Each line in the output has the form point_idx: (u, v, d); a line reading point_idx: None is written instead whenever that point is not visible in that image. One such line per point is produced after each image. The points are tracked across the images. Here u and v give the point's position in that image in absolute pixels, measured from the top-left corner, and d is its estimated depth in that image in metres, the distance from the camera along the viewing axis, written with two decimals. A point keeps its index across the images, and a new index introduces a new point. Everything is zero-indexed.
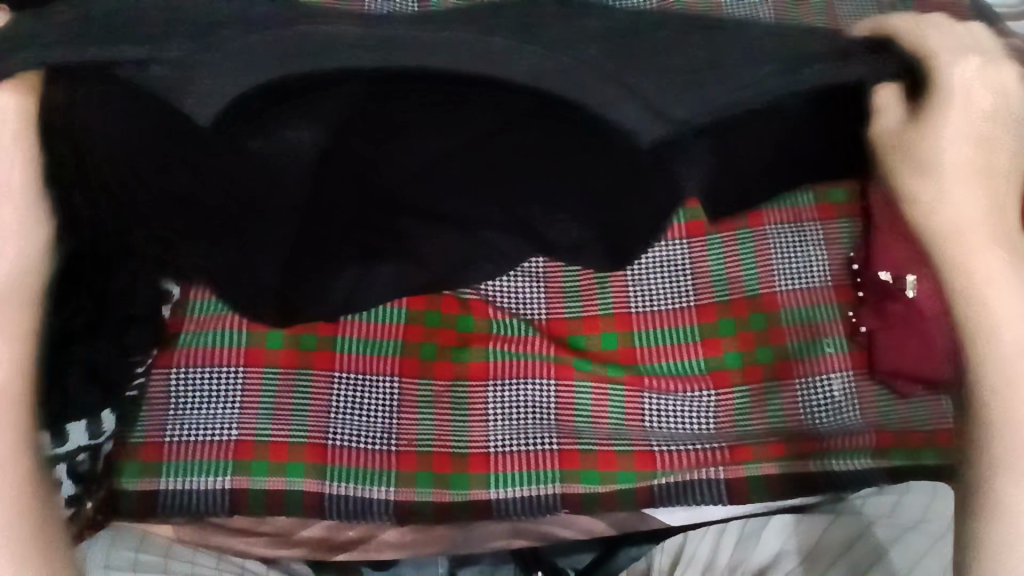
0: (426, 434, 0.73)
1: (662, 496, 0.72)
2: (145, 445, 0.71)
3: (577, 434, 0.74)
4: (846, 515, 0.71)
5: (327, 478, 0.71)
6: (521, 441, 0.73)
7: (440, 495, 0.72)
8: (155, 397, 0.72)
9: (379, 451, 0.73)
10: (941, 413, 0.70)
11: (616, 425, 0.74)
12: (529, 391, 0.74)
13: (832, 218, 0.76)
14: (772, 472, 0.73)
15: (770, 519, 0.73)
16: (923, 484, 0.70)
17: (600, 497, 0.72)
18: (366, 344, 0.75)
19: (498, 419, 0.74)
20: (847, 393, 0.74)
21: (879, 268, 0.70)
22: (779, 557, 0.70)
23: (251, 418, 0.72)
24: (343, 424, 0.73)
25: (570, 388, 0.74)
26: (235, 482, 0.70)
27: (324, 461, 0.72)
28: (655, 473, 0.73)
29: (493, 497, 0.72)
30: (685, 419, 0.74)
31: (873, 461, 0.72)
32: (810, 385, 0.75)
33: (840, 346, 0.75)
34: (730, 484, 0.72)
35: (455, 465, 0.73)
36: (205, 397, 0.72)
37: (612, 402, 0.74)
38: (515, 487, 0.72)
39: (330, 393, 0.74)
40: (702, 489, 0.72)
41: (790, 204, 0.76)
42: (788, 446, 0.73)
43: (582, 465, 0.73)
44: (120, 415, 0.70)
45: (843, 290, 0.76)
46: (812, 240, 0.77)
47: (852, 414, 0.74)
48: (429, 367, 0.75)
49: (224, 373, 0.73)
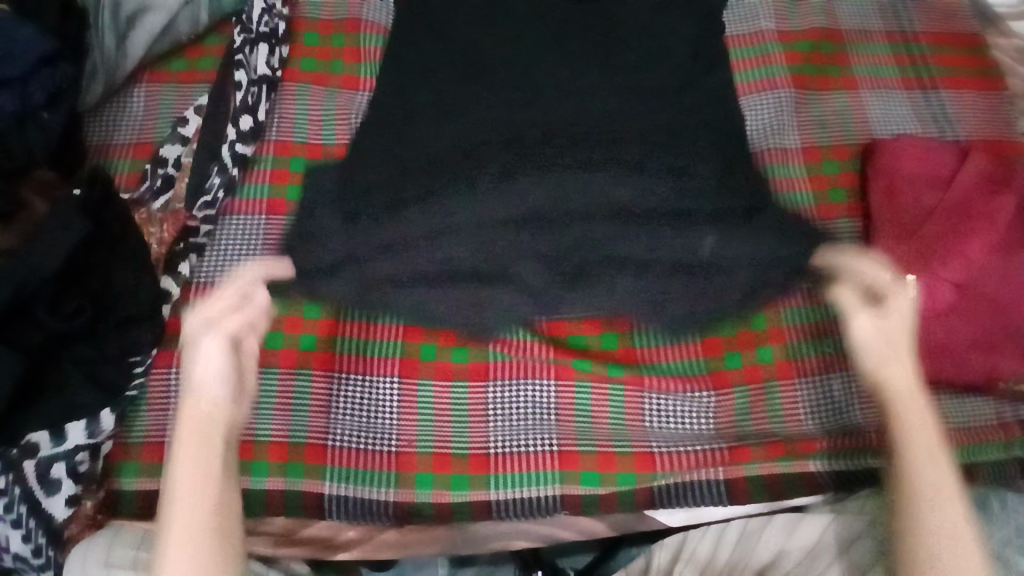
0: (426, 433, 0.73)
1: (663, 497, 0.72)
2: (145, 444, 0.71)
3: (577, 435, 0.73)
4: (846, 514, 0.69)
5: (327, 478, 0.71)
6: (521, 442, 0.73)
7: (440, 496, 0.72)
8: (155, 396, 0.72)
9: (379, 452, 0.72)
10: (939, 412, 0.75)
11: (616, 425, 0.74)
12: (530, 391, 0.74)
13: (831, 218, 0.80)
14: (772, 472, 0.72)
15: (770, 519, 0.71)
16: None
17: (600, 498, 0.72)
18: (367, 344, 0.75)
19: (498, 419, 0.74)
20: (848, 392, 0.75)
21: None
22: (780, 557, 0.69)
23: (251, 419, 0.72)
24: (343, 424, 0.73)
25: (570, 388, 0.75)
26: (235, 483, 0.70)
27: (324, 461, 0.72)
28: (655, 477, 0.72)
29: (493, 498, 0.72)
30: (685, 419, 0.75)
31: (874, 460, 0.72)
32: (810, 384, 0.75)
33: (840, 346, 0.76)
34: (730, 484, 0.72)
35: (454, 465, 0.72)
36: None
37: (612, 402, 0.74)
38: (516, 488, 0.72)
39: (487, 402, 0.74)
40: (702, 489, 0.72)
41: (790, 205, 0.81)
42: (789, 448, 0.73)
43: (582, 466, 0.72)
44: (120, 414, 0.68)
45: None
46: (813, 239, 0.78)
47: (855, 413, 0.74)
48: (430, 367, 0.75)
49: None
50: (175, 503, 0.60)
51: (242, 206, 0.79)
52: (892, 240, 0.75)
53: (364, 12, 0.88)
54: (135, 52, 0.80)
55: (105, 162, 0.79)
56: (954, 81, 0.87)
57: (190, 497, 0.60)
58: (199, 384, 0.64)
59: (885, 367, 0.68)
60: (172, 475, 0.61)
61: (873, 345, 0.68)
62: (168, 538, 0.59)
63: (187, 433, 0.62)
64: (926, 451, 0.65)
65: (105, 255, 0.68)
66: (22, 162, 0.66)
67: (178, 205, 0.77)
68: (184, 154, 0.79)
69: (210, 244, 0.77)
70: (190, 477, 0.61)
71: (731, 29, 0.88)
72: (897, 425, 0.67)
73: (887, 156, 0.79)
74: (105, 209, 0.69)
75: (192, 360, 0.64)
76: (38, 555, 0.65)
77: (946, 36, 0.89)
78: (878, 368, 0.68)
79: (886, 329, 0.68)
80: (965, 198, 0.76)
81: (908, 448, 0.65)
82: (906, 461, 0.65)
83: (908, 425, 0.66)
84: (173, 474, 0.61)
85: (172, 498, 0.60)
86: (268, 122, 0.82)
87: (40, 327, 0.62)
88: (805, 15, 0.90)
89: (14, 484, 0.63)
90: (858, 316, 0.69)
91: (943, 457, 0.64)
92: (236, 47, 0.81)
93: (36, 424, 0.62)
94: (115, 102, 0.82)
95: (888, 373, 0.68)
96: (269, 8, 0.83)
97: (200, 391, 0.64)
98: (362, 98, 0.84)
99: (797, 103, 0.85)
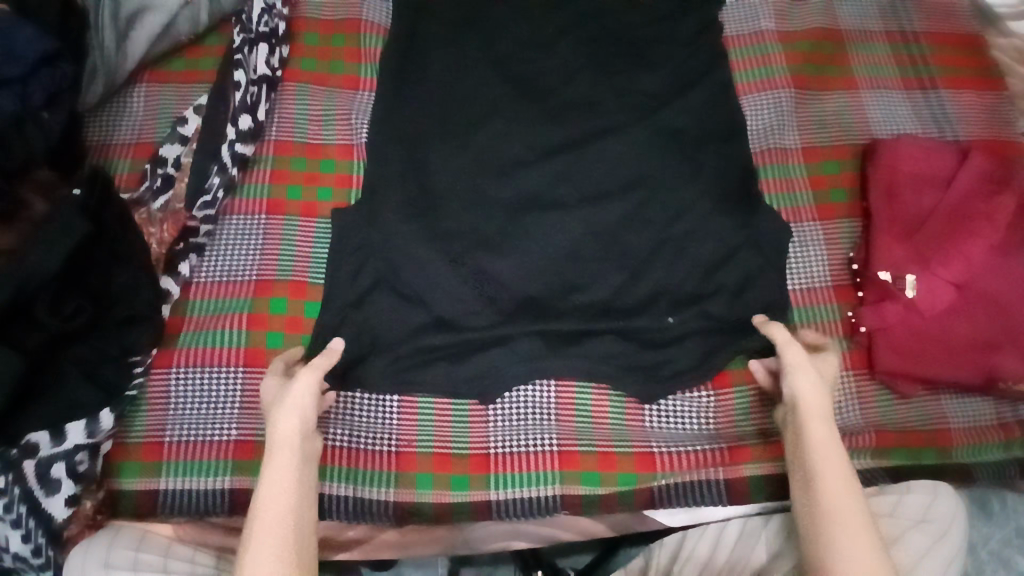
0: (426, 433, 0.73)
1: (663, 497, 0.72)
2: (145, 444, 0.71)
3: (577, 435, 0.73)
4: None
5: (327, 478, 0.71)
6: (521, 442, 0.73)
7: (440, 497, 0.71)
8: (155, 396, 0.72)
9: (379, 452, 0.72)
10: (938, 412, 0.75)
11: (616, 425, 0.74)
12: (530, 392, 0.75)
13: (832, 219, 0.81)
14: (771, 472, 0.72)
15: (770, 519, 0.71)
16: (923, 485, 0.69)
17: (600, 498, 0.72)
18: None
19: (498, 419, 0.74)
20: (847, 393, 0.75)
21: (879, 268, 0.75)
22: (778, 558, 0.68)
23: (251, 419, 0.72)
24: (343, 424, 0.73)
25: (570, 388, 0.75)
26: (235, 483, 0.70)
27: (324, 461, 0.72)
28: (655, 477, 0.72)
29: (493, 498, 0.72)
30: (685, 419, 0.75)
31: (873, 460, 0.72)
32: None
33: (840, 346, 0.76)
34: (730, 484, 0.72)
35: (454, 465, 0.72)
36: (204, 396, 0.72)
37: (612, 404, 0.75)
38: (516, 488, 0.72)
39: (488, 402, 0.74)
40: (702, 489, 0.72)
41: (790, 205, 0.81)
42: None
43: (582, 466, 0.72)
44: (120, 413, 0.68)
45: (843, 290, 0.78)
46: (812, 240, 0.80)
47: (853, 414, 0.74)
48: None
49: (224, 373, 0.73)
50: (267, 524, 0.57)
51: (242, 206, 0.79)
52: (891, 240, 0.75)
53: (363, 12, 0.88)
54: (135, 52, 0.80)
55: (105, 162, 0.79)
56: (953, 81, 0.87)
57: (281, 520, 0.57)
58: (286, 414, 0.61)
59: (817, 438, 0.62)
60: (262, 500, 0.58)
61: (807, 412, 0.64)
62: (257, 558, 0.55)
63: (282, 459, 0.60)
64: (854, 521, 0.58)
65: (105, 256, 0.68)
66: (22, 161, 0.65)
67: (178, 205, 0.76)
68: (184, 154, 0.78)
69: (210, 243, 0.78)
70: (280, 496, 0.58)
71: (731, 29, 0.88)
72: (817, 491, 0.60)
73: (887, 156, 0.79)
74: (104, 209, 0.69)
75: (283, 399, 0.62)
76: (39, 555, 0.65)
77: (946, 36, 0.89)
78: (812, 438, 0.63)
79: (813, 398, 0.65)
80: (965, 199, 0.76)
81: (826, 515, 0.59)
82: (827, 529, 0.58)
83: (823, 488, 0.60)
84: (261, 501, 0.58)
85: (262, 521, 0.57)
86: (268, 121, 0.82)
87: (40, 328, 0.62)
88: (805, 16, 0.89)
89: (14, 484, 0.63)
90: (799, 381, 0.65)
91: (864, 527, 0.58)
92: (235, 47, 0.80)
93: (37, 423, 0.62)
94: (115, 102, 0.82)
95: (814, 442, 0.62)
96: (268, 8, 0.83)
97: (290, 420, 0.61)
98: (362, 98, 0.84)
99: (797, 103, 0.85)
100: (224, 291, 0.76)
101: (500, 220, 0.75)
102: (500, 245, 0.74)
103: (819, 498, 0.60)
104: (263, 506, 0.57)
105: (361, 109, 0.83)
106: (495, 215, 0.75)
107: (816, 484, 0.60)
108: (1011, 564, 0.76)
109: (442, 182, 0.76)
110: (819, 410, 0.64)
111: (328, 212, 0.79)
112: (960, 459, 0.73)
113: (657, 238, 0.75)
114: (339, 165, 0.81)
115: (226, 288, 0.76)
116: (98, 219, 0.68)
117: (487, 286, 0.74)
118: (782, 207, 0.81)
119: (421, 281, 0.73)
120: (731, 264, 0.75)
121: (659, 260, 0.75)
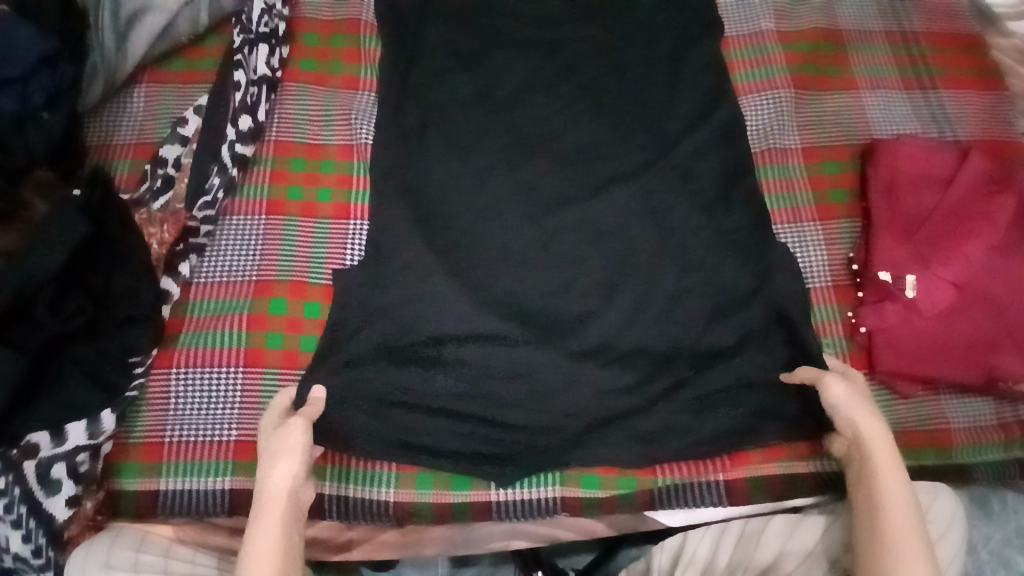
0: None
1: (663, 500, 0.72)
2: (145, 444, 0.71)
3: None
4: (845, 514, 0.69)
5: (328, 479, 0.71)
6: None
7: (440, 497, 0.71)
8: (155, 396, 0.72)
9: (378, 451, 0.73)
10: (939, 412, 0.75)
11: None
12: None
13: (832, 219, 0.81)
14: (773, 473, 0.72)
15: (770, 519, 0.71)
16: (924, 485, 0.69)
17: (601, 500, 0.72)
18: None
19: None
20: None
21: (880, 268, 0.75)
22: (780, 559, 0.68)
23: (251, 419, 0.72)
24: None
25: None
26: (235, 483, 0.70)
27: (323, 462, 0.71)
28: (656, 481, 0.72)
29: (493, 499, 0.71)
30: None
31: None
32: None
33: (840, 346, 0.76)
34: (730, 486, 0.72)
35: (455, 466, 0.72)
36: (205, 396, 0.72)
37: None
38: (516, 489, 0.72)
39: None
40: (702, 491, 0.72)
41: (790, 205, 0.81)
42: (789, 450, 0.73)
43: (582, 470, 0.72)
44: (121, 415, 0.68)
45: (843, 290, 0.78)
46: (812, 240, 0.80)
47: None
48: None
49: (224, 373, 0.73)
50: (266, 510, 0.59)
51: (243, 206, 0.79)
52: (892, 241, 0.75)
53: (363, 12, 0.88)
54: (136, 52, 0.80)
55: (105, 162, 0.79)
56: (953, 81, 0.87)
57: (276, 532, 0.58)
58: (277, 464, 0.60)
59: (896, 476, 0.62)
60: (264, 517, 0.58)
61: (872, 443, 0.63)
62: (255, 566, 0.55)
63: (271, 513, 0.58)
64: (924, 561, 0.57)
65: (107, 256, 0.68)
66: (22, 163, 0.66)
67: (178, 205, 0.77)
68: (184, 155, 0.79)
69: (210, 244, 0.78)
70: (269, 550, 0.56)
71: (731, 28, 0.88)
72: (879, 488, 0.61)
73: (887, 156, 0.80)
74: (106, 209, 0.69)
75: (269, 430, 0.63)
76: (39, 555, 0.65)
77: (946, 36, 0.90)
78: (876, 453, 0.63)
79: (868, 419, 0.64)
80: (965, 199, 0.76)
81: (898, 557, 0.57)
82: (891, 552, 0.58)
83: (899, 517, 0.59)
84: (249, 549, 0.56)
85: (263, 534, 0.57)
86: (268, 122, 0.82)
87: (40, 327, 0.63)
88: (804, 15, 0.89)
89: (14, 484, 0.63)
90: (862, 410, 0.64)
91: (926, 554, 0.58)
92: (235, 47, 0.80)
93: (39, 421, 0.63)
94: (115, 101, 0.82)
95: (880, 471, 0.62)
96: (269, 8, 0.83)
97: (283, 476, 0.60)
98: (362, 98, 0.84)
99: (797, 103, 0.85)
100: (224, 291, 0.76)
101: (501, 224, 0.76)
102: (496, 250, 0.76)
103: (889, 536, 0.58)
104: (256, 539, 0.57)
105: (361, 110, 0.83)
106: (494, 219, 0.77)
107: (884, 509, 0.60)
108: (1011, 564, 0.75)
109: (442, 185, 0.78)
110: (875, 427, 0.64)
111: (328, 212, 0.79)
112: (958, 459, 0.73)
113: (650, 238, 0.76)
114: (339, 165, 0.81)
115: (225, 289, 0.76)
116: (99, 219, 0.68)
117: (490, 286, 0.75)
118: (781, 207, 0.81)
119: (424, 284, 0.74)
120: (730, 265, 0.76)
121: (657, 262, 0.76)
